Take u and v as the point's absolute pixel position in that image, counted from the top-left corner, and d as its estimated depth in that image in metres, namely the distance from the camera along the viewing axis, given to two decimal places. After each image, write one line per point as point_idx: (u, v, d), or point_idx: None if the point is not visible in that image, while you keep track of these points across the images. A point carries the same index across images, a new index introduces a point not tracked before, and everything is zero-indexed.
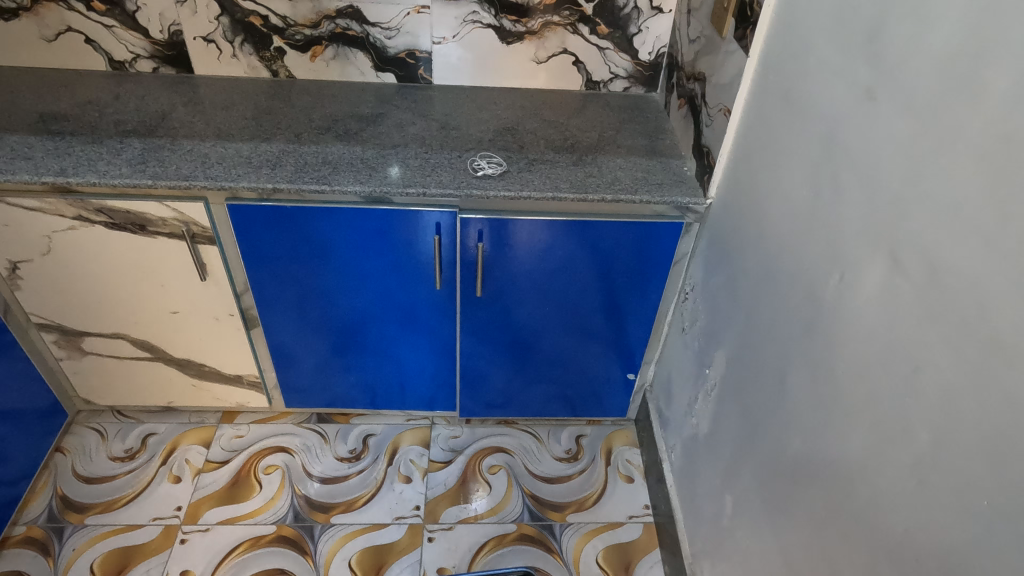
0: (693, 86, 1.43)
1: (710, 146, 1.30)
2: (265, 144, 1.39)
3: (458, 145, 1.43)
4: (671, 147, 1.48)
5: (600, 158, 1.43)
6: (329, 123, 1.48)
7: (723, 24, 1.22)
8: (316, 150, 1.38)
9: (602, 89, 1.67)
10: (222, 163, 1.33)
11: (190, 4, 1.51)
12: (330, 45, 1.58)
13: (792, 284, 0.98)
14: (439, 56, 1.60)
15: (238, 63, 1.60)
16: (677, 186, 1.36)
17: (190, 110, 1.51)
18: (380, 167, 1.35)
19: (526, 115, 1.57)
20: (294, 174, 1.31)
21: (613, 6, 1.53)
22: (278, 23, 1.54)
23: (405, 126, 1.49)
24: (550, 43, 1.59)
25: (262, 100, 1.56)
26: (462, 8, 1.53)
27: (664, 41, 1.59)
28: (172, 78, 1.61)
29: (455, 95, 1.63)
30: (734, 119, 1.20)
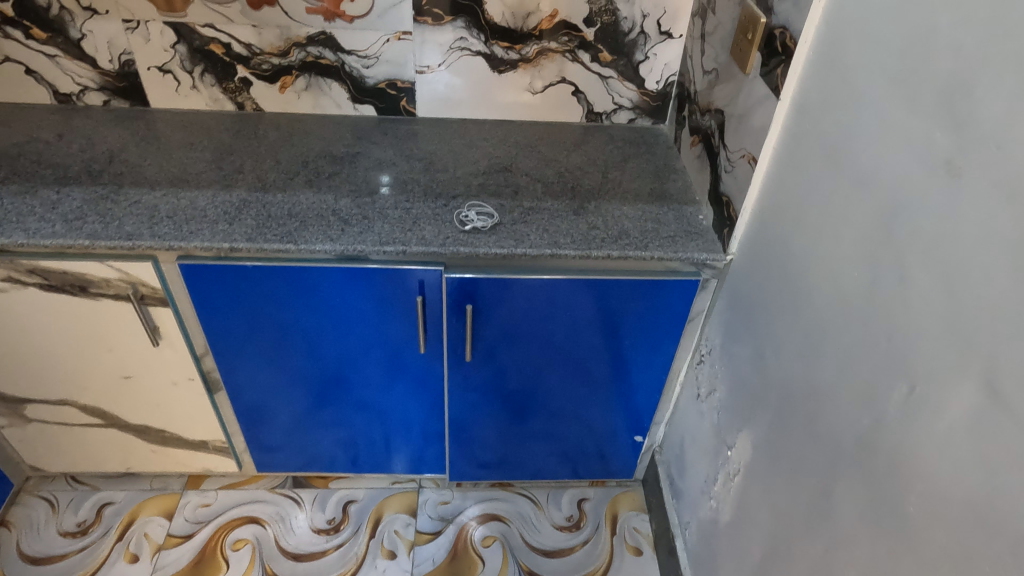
0: (707, 123, 1.27)
1: (730, 196, 1.14)
2: (224, 193, 1.22)
3: (444, 191, 1.27)
4: (684, 190, 1.32)
5: (606, 206, 1.26)
6: (299, 166, 1.31)
7: (745, 58, 1.06)
8: (282, 199, 1.22)
9: (605, 120, 1.51)
10: (172, 217, 1.16)
11: (142, 31, 1.34)
12: (301, 75, 1.41)
13: (842, 381, 0.82)
14: (423, 86, 1.44)
15: (199, 94, 1.44)
16: (693, 240, 1.20)
17: (142, 149, 1.34)
18: (355, 221, 1.18)
19: (521, 153, 1.40)
20: (255, 230, 1.15)
21: (617, 31, 1.37)
22: (242, 52, 1.37)
23: (384, 168, 1.32)
24: (546, 71, 1.43)
25: (225, 136, 1.39)
26: (448, 34, 1.37)
27: (673, 68, 1.43)
28: (125, 112, 1.44)
29: (442, 129, 1.47)
30: (761, 169, 1.04)
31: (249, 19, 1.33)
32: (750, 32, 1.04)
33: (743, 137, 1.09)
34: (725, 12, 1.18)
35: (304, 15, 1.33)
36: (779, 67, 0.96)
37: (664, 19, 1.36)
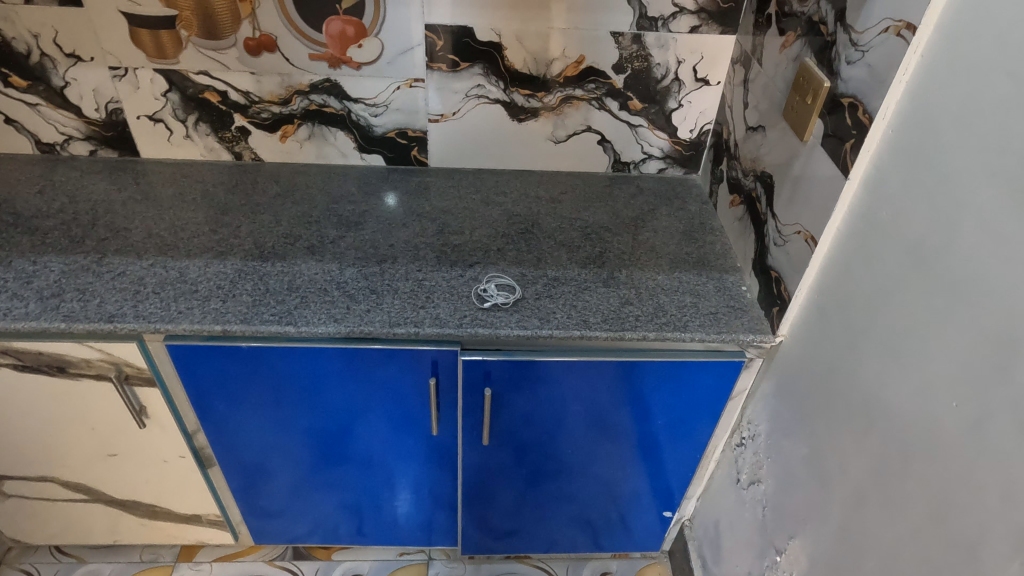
0: (750, 183, 1.15)
1: (781, 272, 1.02)
2: (219, 263, 1.11)
3: (460, 258, 1.15)
4: (723, 255, 1.20)
5: (638, 275, 1.14)
6: (301, 228, 1.20)
7: (802, 123, 0.94)
8: (283, 270, 1.10)
9: (633, 170, 1.39)
10: (159, 293, 1.04)
11: (130, 78, 1.23)
12: (304, 124, 1.30)
13: (937, 526, 0.69)
14: (436, 135, 1.33)
15: (193, 144, 1.33)
16: (736, 317, 1.08)
17: (129, 207, 1.23)
18: (362, 296, 1.06)
19: (543, 209, 1.28)
20: (251, 309, 1.03)
21: (649, 78, 1.25)
22: (239, 100, 1.26)
23: (394, 230, 1.21)
24: (570, 120, 1.31)
25: (220, 191, 1.28)
26: (464, 81, 1.25)
27: (709, 117, 1.31)
28: (114, 162, 1.33)
29: (456, 181, 1.35)
30: (823, 250, 0.92)
31: (247, 65, 1.22)
32: (808, 95, 0.92)
33: (798, 210, 0.97)
34: (773, 65, 1.06)
35: (307, 61, 1.22)
36: (847, 142, 0.84)
37: (701, 65, 1.24)
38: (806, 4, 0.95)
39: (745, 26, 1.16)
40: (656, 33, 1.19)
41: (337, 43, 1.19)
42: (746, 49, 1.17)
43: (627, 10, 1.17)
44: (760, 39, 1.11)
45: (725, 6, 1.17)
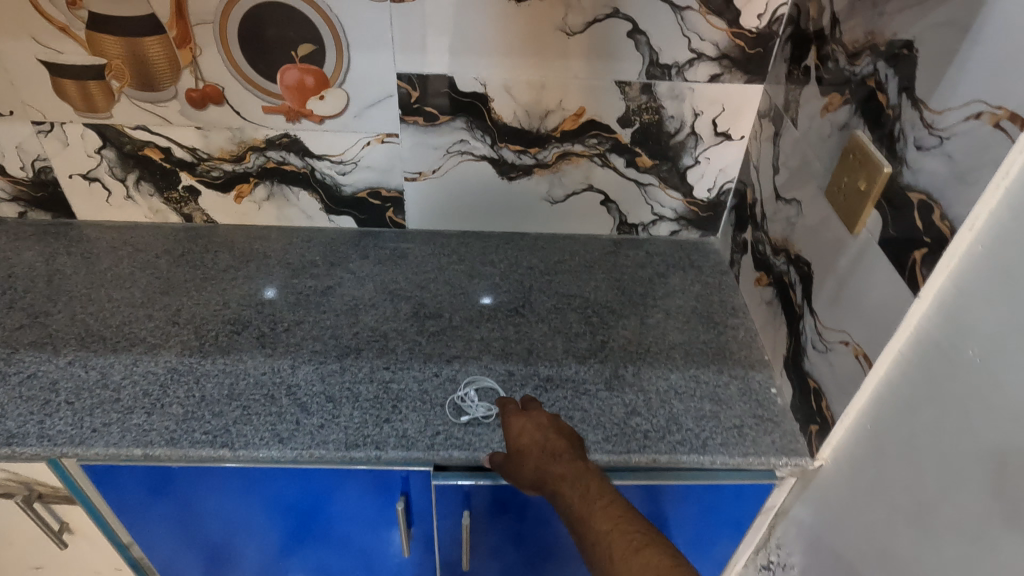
0: (780, 264, 0.97)
1: (822, 385, 0.84)
2: (149, 361, 0.94)
3: (436, 351, 0.97)
4: (748, 345, 1.02)
5: (646, 374, 0.96)
6: (252, 311, 1.02)
7: (852, 211, 0.76)
8: (224, 370, 0.93)
9: (641, 232, 1.21)
10: (72, 404, 0.87)
11: (58, 134, 1.06)
12: (261, 183, 1.13)
13: None
14: (414, 194, 1.15)
15: (135, 204, 1.16)
16: (766, 432, 0.89)
17: (54, 283, 1.06)
18: (315, 407, 0.89)
19: (536, 284, 1.11)
20: (180, 425, 0.86)
21: (660, 131, 1.07)
22: (185, 157, 1.09)
23: (360, 313, 1.03)
24: (569, 178, 1.13)
25: (162, 262, 1.11)
26: (444, 136, 1.07)
27: (730, 175, 1.12)
28: (46, 226, 1.17)
29: (438, 246, 1.18)
30: (879, 373, 0.73)
31: (191, 119, 1.04)
32: (861, 178, 0.74)
33: (845, 317, 0.78)
34: (812, 128, 0.88)
35: (261, 114, 1.04)
36: (917, 249, 0.65)
37: (722, 118, 1.05)
38: (858, 63, 0.76)
39: (776, 76, 0.98)
40: (669, 81, 1.01)
41: (295, 95, 1.02)
42: (776, 103, 0.98)
43: (635, 56, 0.99)
44: (795, 94, 0.93)
45: (752, 52, 0.98)
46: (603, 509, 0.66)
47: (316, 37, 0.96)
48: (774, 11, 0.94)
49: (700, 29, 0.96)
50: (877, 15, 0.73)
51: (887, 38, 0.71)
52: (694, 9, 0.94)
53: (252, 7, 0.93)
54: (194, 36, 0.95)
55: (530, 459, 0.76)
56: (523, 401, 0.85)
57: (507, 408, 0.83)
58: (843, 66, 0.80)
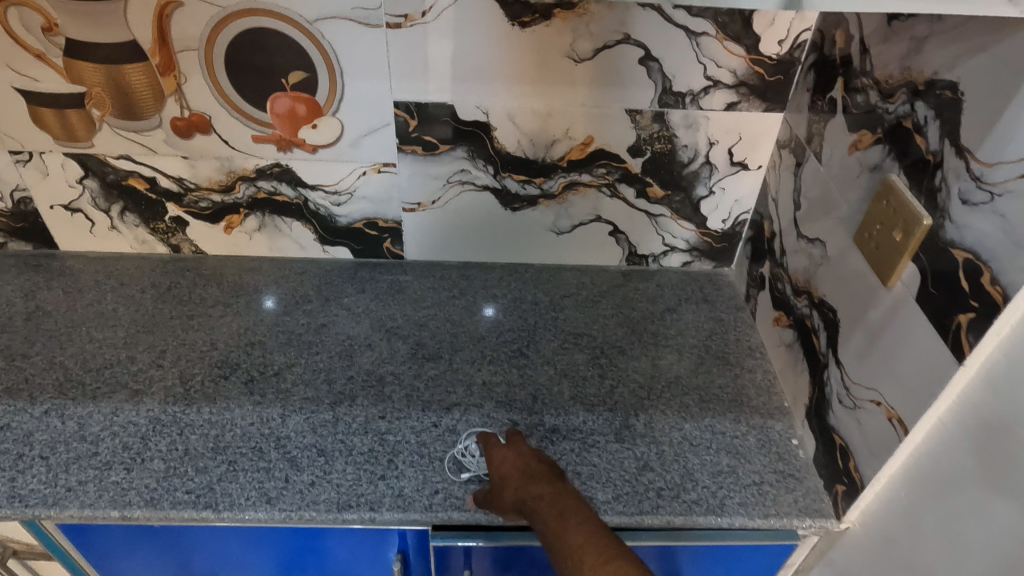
0: (802, 306, 0.91)
1: (849, 443, 0.78)
2: (130, 410, 0.88)
3: (435, 398, 0.92)
4: (766, 390, 0.96)
5: (658, 423, 0.90)
6: (240, 353, 0.97)
7: (885, 263, 0.70)
8: (209, 421, 0.87)
9: (652, 264, 1.15)
10: (46, 459, 0.82)
11: (37, 163, 1.00)
12: (251, 214, 1.07)
13: None
14: (412, 225, 1.09)
15: (120, 235, 1.10)
16: (787, 490, 0.83)
17: (33, 322, 1.01)
18: (306, 462, 0.83)
19: (540, 321, 1.05)
20: (161, 483, 0.80)
21: (673, 161, 1.01)
22: (171, 187, 1.03)
23: (355, 355, 0.98)
24: (576, 209, 1.07)
25: (148, 297, 1.06)
26: (444, 166, 1.01)
27: (746, 205, 1.06)
28: (28, 258, 1.12)
29: (438, 279, 1.12)
30: (915, 440, 0.67)
31: (177, 148, 0.99)
32: (894, 228, 0.68)
33: (876, 375, 0.72)
34: (839, 166, 0.82)
35: (249, 143, 0.98)
36: (962, 313, 0.60)
37: (738, 147, 0.99)
38: (891, 101, 0.70)
39: (798, 105, 0.92)
40: (683, 110, 0.95)
41: (286, 123, 0.96)
42: (798, 133, 0.92)
43: (646, 83, 0.93)
44: (819, 127, 0.87)
45: (772, 79, 0.92)
46: (579, 530, 0.64)
47: (307, 64, 0.90)
48: (796, 37, 0.88)
49: (716, 56, 0.90)
50: (915, 50, 0.67)
51: (927, 76, 0.65)
52: (710, 35, 0.88)
53: (239, 33, 0.87)
54: (178, 63, 0.90)
55: (511, 484, 0.74)
56: (508, 433, 0.83)
57: (488, 440, 0.82)
58: (874, 101, 0.73)
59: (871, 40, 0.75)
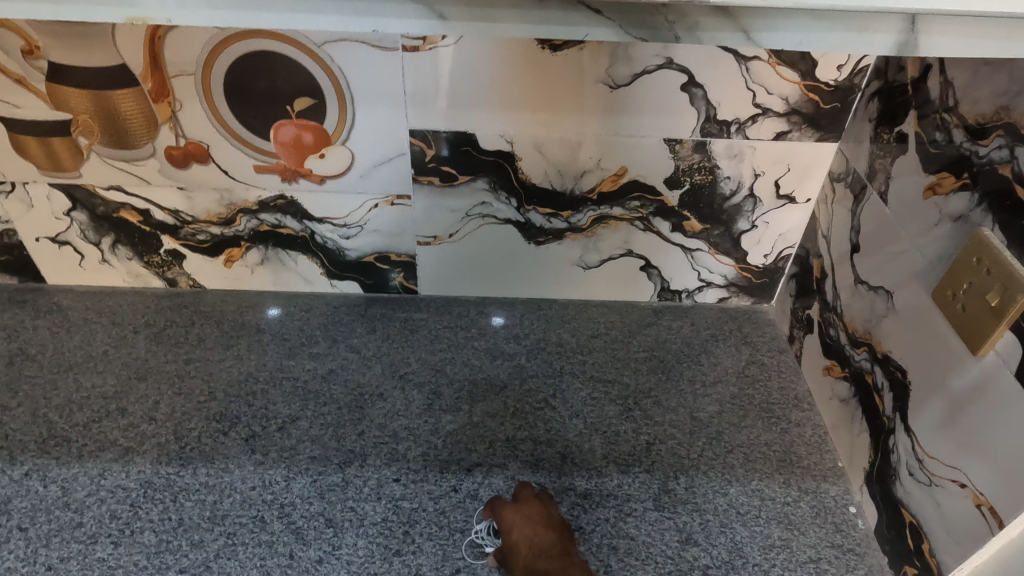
0: (860, 359, 0.83)
1: (922, 522, 0.69)
2: (119, 472, 0.80)
3: (454, 457, 0.83)
4: (818, 448, 0.88)
5: (700, 486, 0.82)
6: (241, 404, 0.89)
7: (977, 327, 0.62)
8: (205, 485, 0.79)
9: (685, 299, 1.07)
10: (25, 531, 0.74)
11: (21, 194, 0.92)
12: (254, 247, 0.99)
13: None
14: (427, 259, 1.01)
15: (112, 268, 1.02)
16: (848, 569, 0.75)
17: (16, 367, 0.93)
18: (312, 534, 0.75)
19: (567, 365, 0.97)
20: (152, 561, 0.72)
21: (714, 194, 0.92)
22: (166, 219, 0.95)
23: (366, 407, 0.89)
24: (605, 243, 0.99)
25: (141, 338, 0.98)
26: (463, 198, 0.93)
27: (792, 240, 0.98)
28: (13, 292, 1.04)
29: (455, 316, 1.04)
30: (1011, 533, 0.59)
31: (173, 179, 0.90)
32: (990, 291, 0.60)
33: (960, 452, 0.64)
34: (910, 209, 0.73)
35: (252, 174, 0.90)
36: None
37: (787, 179, 0.91)
38: (984, 143, 0.62)
39: (857, 135, 0.83)
40: (727, 139, 0.86)
41: (292, 153, 0.87)
42: (857, 167, 0.83)
43: (688, 111, 0.84)
44: (885, 162, 0.78)
45: (828, 106, 0.83)
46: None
47: (315, 90, 0.82)
48: (857, 62, 0.79)
49: (768, 82, 0.81)
50: (1016, 87, 0.58)
51: None
52: (762, 60, 0.79)
53: (240, 56, 0.78)
54: (173, 89, 0.81)
55: (520, 557, 0.70)
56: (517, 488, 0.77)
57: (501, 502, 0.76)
58: (960, 142, 0.65)
59: (954, 71, 0.67)
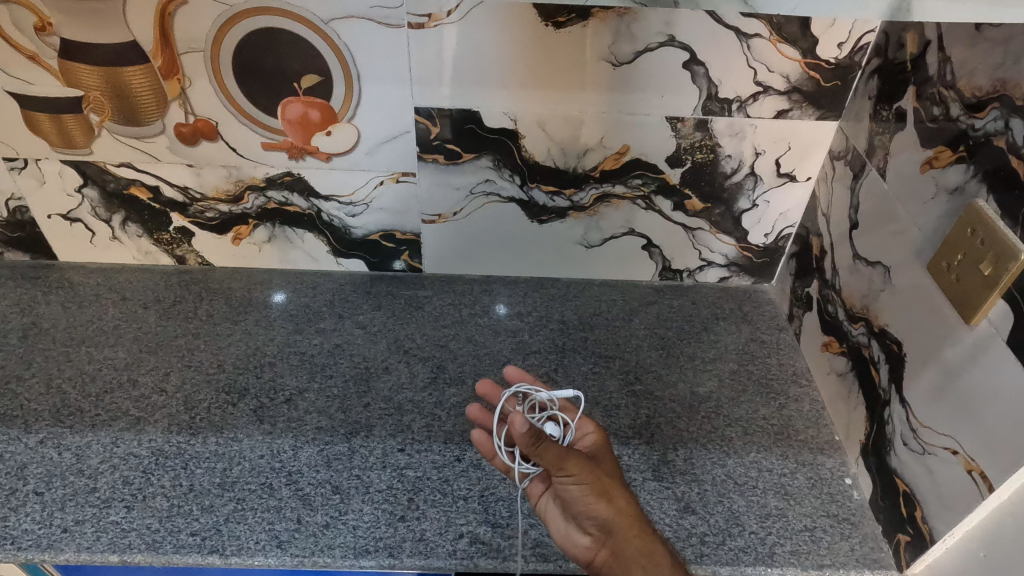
0: (858, 334, 0.84)
1: (916, 491, 0.71)
2: (131, 440, 0.82)
3: (458, 429, 0.85)
4: (815, 422, 0.89)
5: (699, 457, 0.83)
6: (249, 376, 0.91)
7: (971, 297, 0.63)
8: (215, 453, 0.81)
9: (686, 279, 1.09)
10: (41, 495, 0.75)
11: (33, 171, 0.94)
12: (261, 224, 1.01)
13: None
14: (431, 237, 1.02)
15: (122, 246, 1.04)
16: (843, 537, 0.76)
17: (29, 340, 0.95)
18: (319, 501, 0.77)
19: (568, 342, 0.98)
20: (164, 524, 0.73)
21: (714, 172, 0.93)
22: (175, 196, 0.97)
23: (372, 380, 0.91)
24: (607, 221, 1.00)
25: (151, 314, 1.00)
26: (467, 176, 0.94)
27: (792, 219, 0.99)
28: (25, 268, 1.06)
29: (458, 294, 1.06)
30: (1001, 496, 0.60)
31: (182, 156, 0.92)
32: (982, 261, 0.61)
33: (953, 421, 0.65)
34: (908, 184, 0.75)
35: (259, 152, 0.91)
36: None
37: (787, 158, 0.92)
38: (979, 116, 0.63)
39: (857, 113, 0.84)
40: (728, 118, 0.87)
41: (299, 131, 0.89)
42: (857, 145, 0.84)
43: (690, 89, 0.85)
44: (884, 139, 0.79)
45: (828, 85, 0.84)
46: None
47: (322, 67, 0.83)
48: (858, 39, 0.80)
49: (769, 60, 0.82)
50: (1012, 60, 0.59)
51: None
52: (763, 37, 0.80)
53: (249, 34, 0.80)
54: (182, 66, 0.83)
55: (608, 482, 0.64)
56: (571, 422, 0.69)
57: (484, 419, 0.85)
58: (956, 116, 0.67)
59: (952, 46, 0.68)
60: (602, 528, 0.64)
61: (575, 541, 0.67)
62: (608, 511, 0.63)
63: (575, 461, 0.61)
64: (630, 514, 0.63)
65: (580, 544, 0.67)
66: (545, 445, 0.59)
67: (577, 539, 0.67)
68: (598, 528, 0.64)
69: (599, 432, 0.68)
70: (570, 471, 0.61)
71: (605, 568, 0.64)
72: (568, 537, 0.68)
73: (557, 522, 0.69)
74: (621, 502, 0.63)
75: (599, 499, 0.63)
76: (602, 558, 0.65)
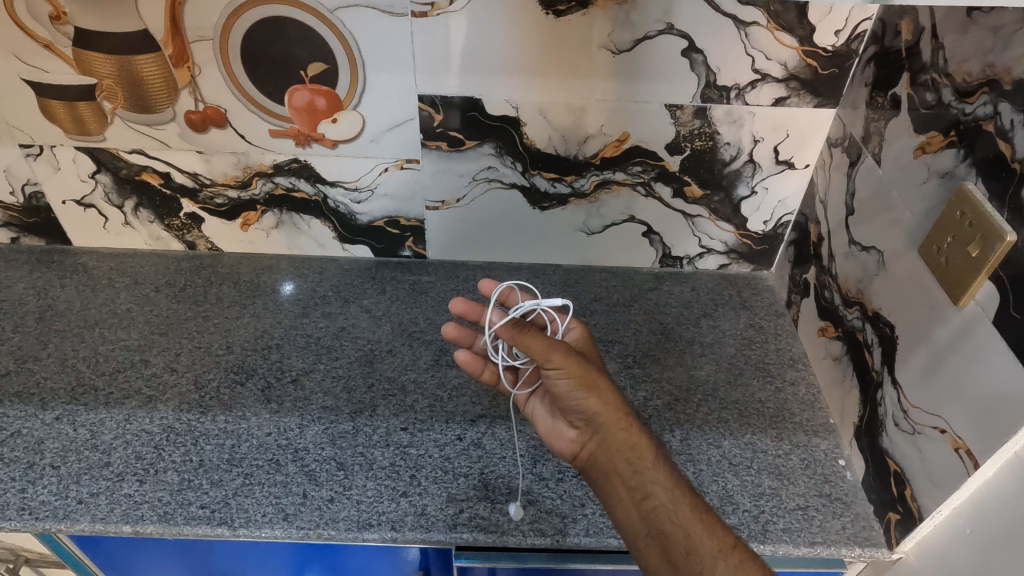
0: (852, 319, 0.85)
1: (906, 470, 0.72)
2: (144, 417, 0.85)
3: (460, 410, 0.88)
4: (811, 405, 0.91)
5: (695, 439, 0.85)
6: (257, 357, 0.94)
7: (958, 278, 0.64)
8: (224, 430, 0.84)
9: (686, 265, 1.10)
10: (57, 469, 0.78)
11: (48, 157, 0.97)
12: (269, 211, 1.03)
13: None
14: (435, 224, 1.04)
15: (134, 231, 1.07)
16: (835, 516, 0.77)
17: (45, 322, 0.97)
18: (324, 476, 0.79)
19: None
20: (175, 497, 0.76)
21: (713, 160, 0.95)
22: (186, 182, 0.99)
23: (377, 362, 0.94)
24: (608, 208, 1.01)
25: (162, 297, 1.02)
26: (470, 163, 0.96)
27: (790, 207, 1.00)
28: (41, 253, 1.09)
29: (462, 280, 1.08)
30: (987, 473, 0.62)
31: (192, 143, 0.94)
32: (969, 243, 0.62)
33: (942, 401, 0.67)
34: (902, 170, 0.76)
35: (267, 138, 0.94)
36: None
37: (785, 145, 0.93)
38: (970, 101, 0.64)
39: (854, 101, 0.85)
40: (726, 105, 0.89)
41: (306, 118, 0.91)
42: (853, 132, 0.86)
43: (689, 76, 0.86)
44: (879, 126, 0.80)
45: (825, 73, 0.85)
46: (663, 487, 0.62)
47: (327, 55, 0.85)
48: (855, 27, 0.81)
49: (766, 48, 0.83)
50: (1001, 46, 0.61)
51: (1016, 76, 0.59)
52: (760, 25, 0.81)
53: (256, 22, 0.82)
54: (192, 54, 0.85)
55: (594, 373, 0.66)
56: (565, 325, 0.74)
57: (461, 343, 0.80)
58: (948, 102, 0.68)
59: (945, 34, 0.69)
60: (590, 419, 0.66)
61: (563, 437, 0.72)
62: (595, 404, 0.65)
63: (562, 353, 0.64)
64: (615, 407, 0.65)
65: (566, 440, 0.71)
66: (530, 332, 0.63)
67: (564, 434, 0.71)
68: (585, 420, 0.67)
69: (583, 330, 0.73)
70: (558, 362, 0.64)
71: (591, 458, 0.67)
72: (555, 437, 0.72)
73: (542, 420, 0.75)
74: (608, 396, 0.66)
75: (588, 395, 0.65)
76: (588, 449, 0.68)
